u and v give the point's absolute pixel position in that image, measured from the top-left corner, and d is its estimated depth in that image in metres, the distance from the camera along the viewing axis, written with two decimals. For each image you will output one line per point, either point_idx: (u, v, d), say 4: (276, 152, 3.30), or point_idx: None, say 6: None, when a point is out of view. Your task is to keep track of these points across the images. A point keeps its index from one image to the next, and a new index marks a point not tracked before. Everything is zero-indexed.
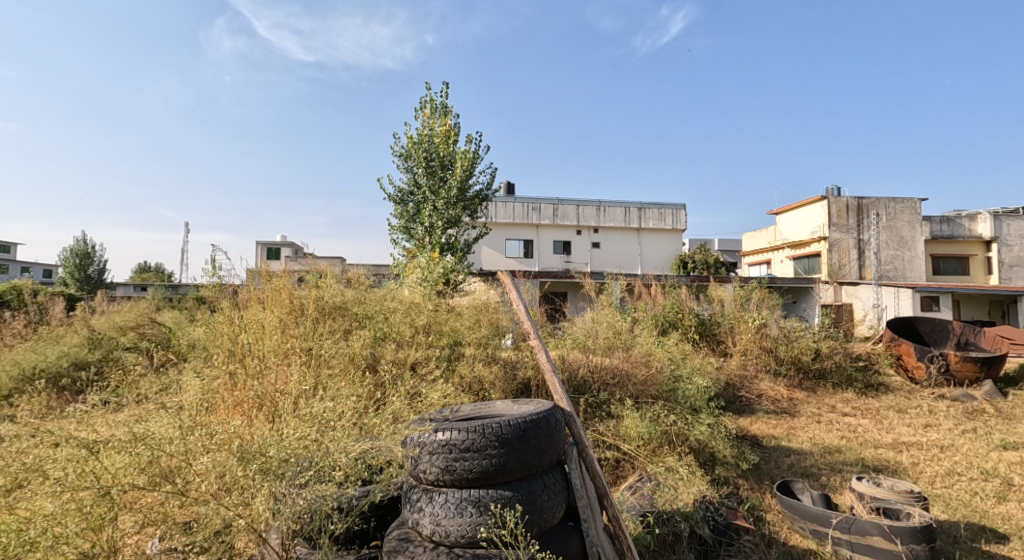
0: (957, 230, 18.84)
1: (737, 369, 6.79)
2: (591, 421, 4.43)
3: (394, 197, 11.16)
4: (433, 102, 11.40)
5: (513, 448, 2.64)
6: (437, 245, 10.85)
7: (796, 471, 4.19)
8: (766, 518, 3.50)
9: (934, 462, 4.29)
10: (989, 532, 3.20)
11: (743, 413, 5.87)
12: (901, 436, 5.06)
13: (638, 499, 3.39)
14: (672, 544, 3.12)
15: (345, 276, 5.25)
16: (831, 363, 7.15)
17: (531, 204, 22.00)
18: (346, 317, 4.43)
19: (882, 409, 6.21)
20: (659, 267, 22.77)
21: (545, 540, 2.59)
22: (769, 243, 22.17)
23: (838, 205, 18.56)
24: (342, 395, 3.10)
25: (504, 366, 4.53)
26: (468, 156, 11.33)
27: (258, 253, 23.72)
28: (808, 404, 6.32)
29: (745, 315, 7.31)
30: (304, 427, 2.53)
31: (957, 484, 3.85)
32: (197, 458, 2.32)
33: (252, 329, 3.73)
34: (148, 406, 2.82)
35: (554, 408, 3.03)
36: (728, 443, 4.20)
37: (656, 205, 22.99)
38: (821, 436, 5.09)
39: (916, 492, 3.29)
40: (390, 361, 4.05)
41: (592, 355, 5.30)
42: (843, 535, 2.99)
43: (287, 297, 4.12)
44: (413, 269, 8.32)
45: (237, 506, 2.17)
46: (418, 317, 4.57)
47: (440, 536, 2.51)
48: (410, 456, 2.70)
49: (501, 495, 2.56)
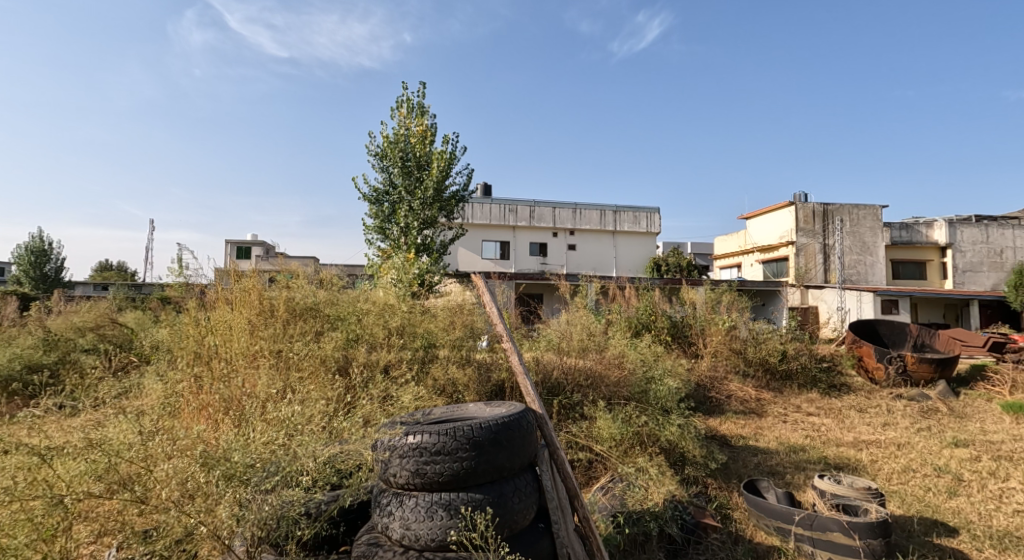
0: (915, 236, 19.57)
1: (707, 370, 6.92)
2: (564, 422, 4.48)
3: (369, 197, 11.04)
4: (410, 101, 11.32)
5: (484, 451, 2.64)
6: (412, 246, 10.80)
7: (763, 470, 4.29)
8: (732, 516, 3.57)
9: (892, 459, 4.45)
10: (941, 526, 3.33)
11: (712, 414, 5.99)
12: (861, 434, 5.24)
13: (609, 499, 3.42)
14: (642, 543, 3.17)
15: (318, 276, 5.17)
16: (797, 364, 7.34)
17: (507, 205, 22.03)
18: (318, 318, 4.36)
19: (844, 408, 6.41)
20: (633, 269, 23.07)
21: (516, 542, 2.60)
22: (739, 246, 22.66)
23: (805, 210, 19.08)
24: (311, 398, 3.06)
25: (478, 368, 4.53)
26: (445, 157, 11.29)
27: (227, 253, 23.23)
28: (775, 404, 6.48)
29: (715, 317, 7.45)
30: (271, 431, 2.48)
31: (912, 480, 4.00)
32: (158, 464, 2.25)
33: (219, 331, 3.64)
34: (106, 410, 2.72)
35: (526, 410, 3.04)
36: (698, 443, 4.27)
37: (631, 208, 23.32)
38: (786, 435, 5.23)
39: (873, 488, 3.40)
40: (362, 363, 4.00)
41: (566, 356, 5.34)
42: (805, 531, 3.07)
43: (256, 298, 4.03)
44: (387, 270, 8.25)
45: (199, 514, 2.11)
46: (392, 318, 4.53)
47: (410, 540, 2.49)
48: (380, 459, 2.68)
49: (472, 498, 2.56)
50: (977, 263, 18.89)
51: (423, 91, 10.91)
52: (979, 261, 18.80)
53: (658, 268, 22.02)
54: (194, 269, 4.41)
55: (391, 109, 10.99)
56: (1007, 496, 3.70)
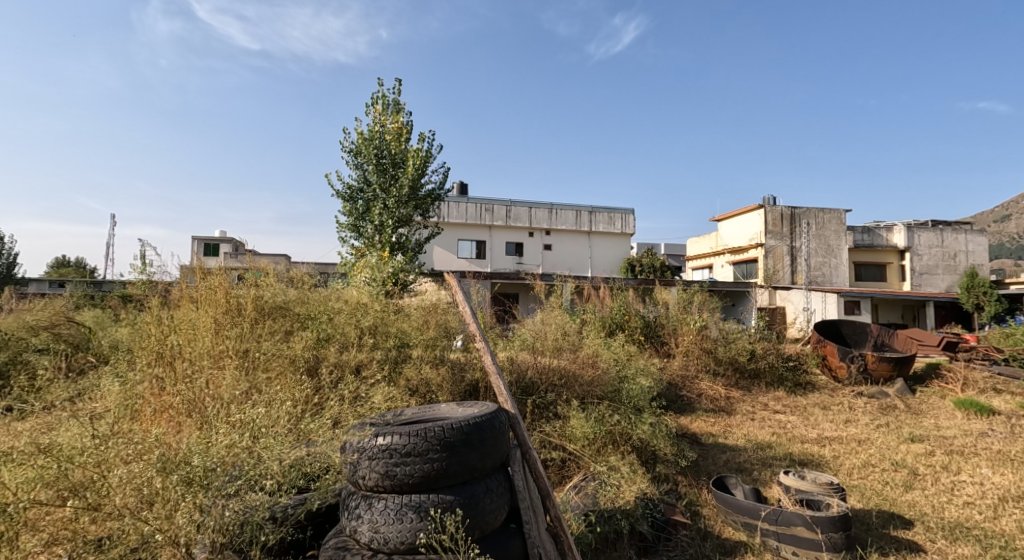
0: (876, 239, 20.23)
1: (679, 370, 7.02)
2: (538, 422, 4.49)
3: (343, 194, 10.89)
4: (385, 98, 11.20)
5: (456, 452, 2.62)
6: (387, 245, 10.71)
7: (731, 467, 4.38)
8: (701, 513, 3.62)
9: (853, 455, 4.59)
10: (897, 518, 3.45)
11: (683, 412, 6.08)
12: (824, 431, 5.39)
13: (582, 498, 3.44)
14: (613, 541, 3.20)
15: (288, 274, 5.07)
16: (765, 363, 7.51)
17: (483, 204, 21.99)
18: (287, 317, 4.27)
19: (808, 406, 6.58)
20: (607, 269, 23.30)
21: (486, 543, 2.59)
22: (711, 248, 23.06)
23: (773, 213, 19.55)
24: (278, 399, 2.99)
25: (452, 367, 4.50)
26: (421, 155, 11.18)
27: (194, 249, 22.65)
28: (743, 402, 6.61)
29: (688, 317, 7.56)
30: (234, 433, 2.42)
31: (871, 475, 4.13)
32: (114, 469, 2.18)
33: (183, 331, 3.53)
34: (58, 413, 2.62)
35: (499, 410, 3.04)
36: (668, 442, 4.33)
37: (606, 208, 23.52)
38: (754, 433, 5.35)
39: (835, 483, 3.49)
40: (333, 364, 3.94)
41: (540, 356, 5.35)
42: (770, 526, 3.14)
43: (223, 296, 3.92)
44: (360, 268, 8.15)
45: (157, 520, 2.06)
46: (364, 317, 4.46)
47: (379, 543, 2.46)
48: (349, 461, 2.64)
49: (442, 500, 2.54)
50: (933, 266, 19.72)
51: (399, 88, 10.80)
52: (934, 264, 19.63)
53: (632, 268, 22.29)
54: (158, 266, 4.28)
55: (366, 105, 10.84)
56: (958, 489, 3.86)
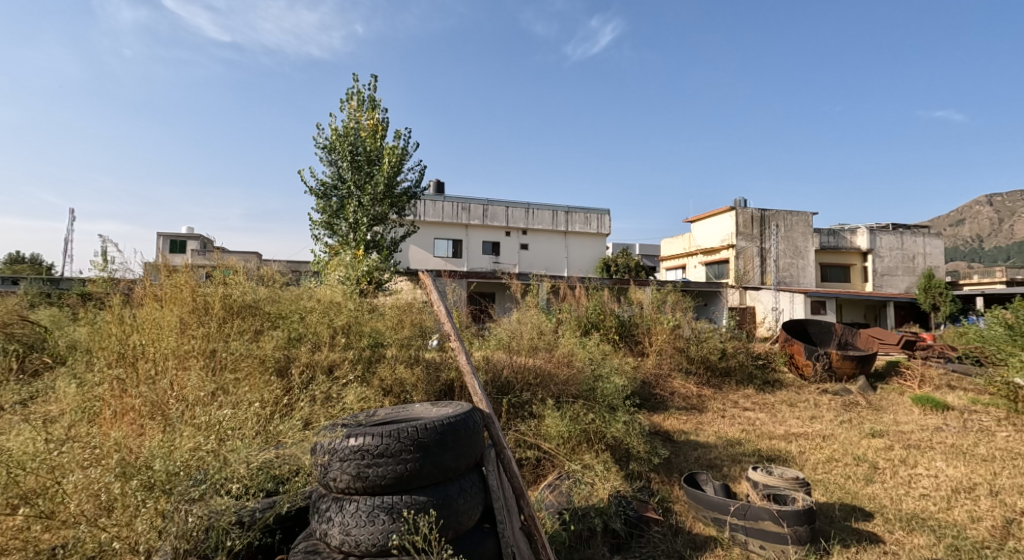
0: (841, 241, 20.82)
1: (652, 369, 7.11)
2: (513, 421, 4.49)
3: (316, 191, 10.72)
4: (360, 94, 11.07)
5: (430, 452, 2.61)
6: (362, 243, 10.60)
7: (702, 463, 4.46)
8: (673, 509, 3.68)
9: (818, 450, 4.73)
10: (858, 511, 3.57)
11: (656, 410, 6.18)
12: (791, 427, 5.53)
13: (556, 497, 3.47)
14: (587, 539, 3.23)
15: (258, 272, 4.97)
16: (735, 362, 7.67)
17: (460, 203, 21.91)
18: (257, 316, 4.18)
19: (776, 403, 6.75)
20: (583, 268, 23.47)
21: (459, 544, 2.58)
22: (684, 249, 23.44)
23: (744, 216, 20.00)
24: (246, 400, 2.93)
25: (427, 367, 4.47)
26: (396, 153, 11.08)
27: (160, 246, 22.02)
28: (714, 400, 6.74)
29: (661, 317, 7.67)
30: (198, 436, 2.36)
31: (834, 469, 4.26)
32: (69, 476, 2.12)
33: (146, 331, 3.43)
34: (10, 418, 2.52)
35: (473, 410, 3.03)
36: (642, 439, 4.38)
37: (581, 208, 23.69)
38: (724, 430, 5.45)
39: (801, 478, 3.59)
40: (304, 364, 3.88)
41: (516, 356, 5.34)
42: (739, 521, 3.21)
43: (189, 294, 3.82)
44: (334, 267, 8.05)
45: (115, 527, 2.01)
46: (337, 317, 4.40)
47: (350, 546, 2.44)
48: (320, 463, 2.61)
49: (416, 501, 2.53)
50: (893, 268, 20.44)
51: (374, 84, 10.67)
52: (894, 267, 20.36)
53: (608, 268, 22.50)
54: (120, 264, 4.16)
55: (340, 101, 10.68)
56: (915, 481, 4.00)
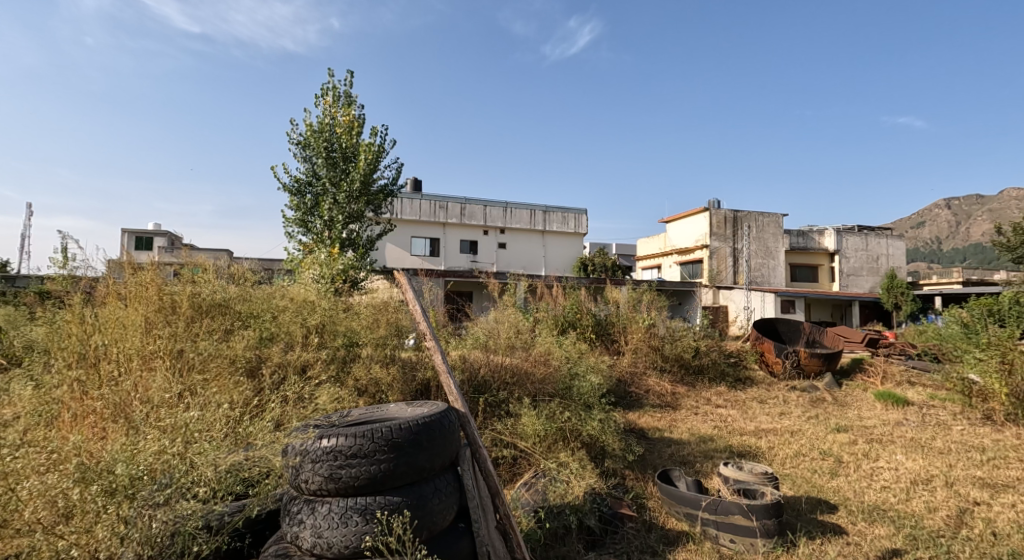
0: (810, 242, 21.31)
1: (628, 367, 7.19)
2: (489, 421, 4.49)
3: (290, 187, 10.54)
4: (336, 90, 10.91)
5: (404, 452, 2.59)
6: (337, 241, 10.45)
7: (675, 460, 4.52)
8: (647, 505, 3.72)
9: (786, 446, 4.84)
10: (824, 504, 3.67)
11: (631, 408, 6.25)
12: (761, 424, 5.66)
13: (532, 495, 3.48)
14: (562, 536, 3.26)
15: (229, 270, 4.87)
16: (708, 360, 7.81)
17: (437, 202, 21.77)
18: (227, 315, 4.08)
19: (747, 400, 6.89)
20: (560, 268, 23.59)
21: (434, 544, 2.56)
22: (660, 248, 23.74)
23: (717, 217, 20.34)
24: (214, 401, 2.86)
25: (402, 367, 4.44)
26: (373, 150, 10.96)
27: (125, 244, 21.37)
28: (688, 398, 6.85)
29: (636, 316, 7.76)
30: (163, 438, 2.30)
31: (801, 464, 4.37)
32: (23, 482, 2.04)
33: (109, 330, 3.33)
34: None
35: (449, 409, 3.01)
36: (617, 437, 4.42)
37: (559, 208, 23.81)
38: (697, 426, 5.54)
39: (770, 473, 3.67)
40: (276, 364, 3.80)
41: (493, 355, 5.33)
42: (710, 516, 3.27)
43: (155, 293, 3.71)
44: (308, 265, 7.92)
45: (73, 535, 1.94)
46: (311, 316, 4.33)
47: (322, 548, 2.41)
48: (291, 465, 2.57)
49: (390, 502, 2.50)
50: (858, 268, 21.06)
51: (351, 80, 10.52)
52: (859, 267, 21.00)
53: (585, 268, 22.64)
54: (81, 261, 4.02)
55: (315, 96, 10.50)
56: (877, 474, 4.13)
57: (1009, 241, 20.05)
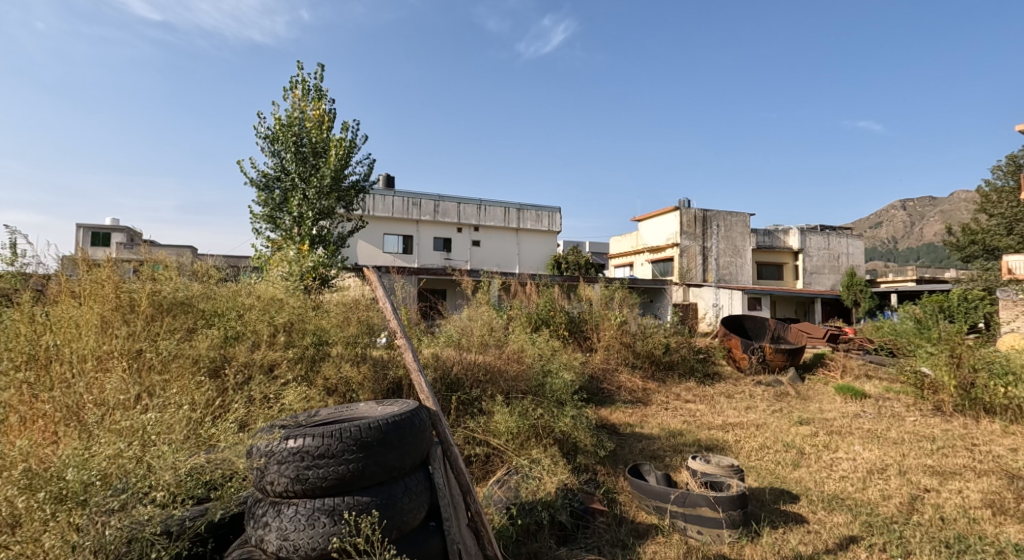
0: (776, 241, 21.87)
1: (600, 364, 7.26)
2: (462, 418, 4.47)
3: (257, 182, 10.29)
4: (306, 83, 10.69)
5: (373, 451, 2.55)
6: (307, 238, 10.24)
7: (646, 454, 4.59)
8: (618, 499, 3.76)
9: (751, 439, 4.96)
10: (786, 494, 3.77)
11: (603, 404, 6.31)
12: (728, 418, 5.79)
13: (505, 492, 3.49)
14: (534, 532, 3.26)
15: (192, 268, 4.72)
16: (678, 356, 7.94)
17: (410, 198, 21.55)
18: (189, 314, 3.96)
19: (715, 395, 7.04)
20: (533, 265, 23.67)
21: (404, 544, 2.54)
22: (632, 247, 24.03)
23: (688, 216, 20.67)
24: (175, 402, 2.78)
25: (374, 365, 4.39)
26: (344, 145, 10.78)
27: (80, 239, 20.54)
28: (659, 393, 6.95)
29: (609, 313, 7.84)
30: (119, 442, 2.23)
31: (766, 456, 4.48)
32: None
33: (61, 330, 3.19)
34: None
35: (419, 408, 2.97)
36: (589, 433, 4.46)
37: (533, 206, 23.87)
38: (667, 421, 5.63)
39: (736, 466, 3.75)
40: (241, 364, 3.70)
41: (466, 352, 5.31)
42: (678, 508, 3.32)
43: (111, 291, 3.58)
44: (276, 262, 7.76)
45: (19, 545, 1.86)
46: (278, 314, 4.24)
47: (288, 550, 2.36)
48: (256, 466, 2.51)
49: (358, 502, 2.47)
50: (820, 267, 21.72)
51: (321, 74, 10.32)
52: (822, 265, 21.68)
53: (558, 265, 22.73)
54: (32, 257, 3.84)
55: (284, 89, 10.28)
56: (836, 464, 4.27)
57: (958, 240, 21.06)
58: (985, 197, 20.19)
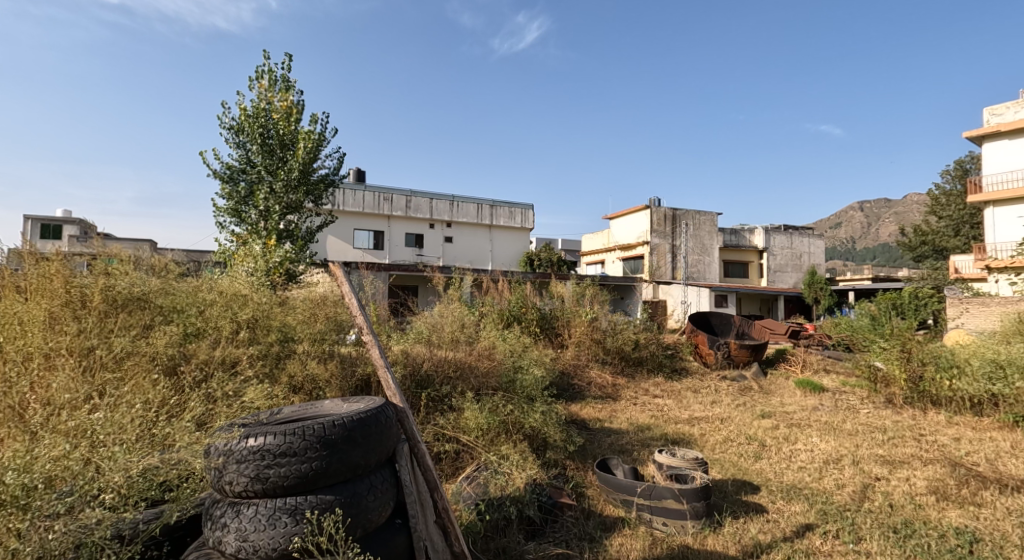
0: (742, 240, 22.37)
1: (570, 360, 7.32)
2: (431, 415, 4.44)
3: (221, 174, 10.00)
4: (273, 73, 10.39)
5: (337, 449, 2.50)
6: (273, 232, 10.02)
7: (614, 449, 4.64)
8: (586, 493, 3.80)
9: (716, 432, 5.07)
10: (747, 485, 3.87)
11: (573, 400, 6.36)
12: (694, 412, 5.90)
13: (474, 488, 3.49)
14: (503, 527, 3.25)
15: (151, 262, 4.54)
16: (647, 352, 8.03)
17: (381, 193, 21.25)
18: (147, 310, 3.82)
19: (682, 390, 7.17)
20: (505, 262, 23.70)
21: (369, 542, 2.50)
22: (603, 244, 24.27)
23: (658, 213, 20.94)
24: (127, 401, 2.68)
25: (341, 363, 4.34)
26: (313, 138, 10.54)
27: (29, 232, 19.62)
28: (627, 389, 7.04)
29: (579, 310, 7.92)
30: (66, 442, 2.13)
31: (729, 449, 4.59)
32: None
33: (4, 327, 3.03)
34: None
35: (385, 405, 2.92)
36: (558, 428, 4.48)
37: (506, 203, 23.87)
38: (635, 416, 5.71)
39: (700, 458, 3.81)
40: (200, 362, 3.59)
41: (436, 349, 5.27)
42: (644, 501, 3.37)
43: (60, 285, 3.42)
44: (242, 258, 7.53)
45: None
46: (241, 310, 4.12)
47: (247, 551, 2.31)
48: (213, 466, 2.45)
49: (321, 500, 2.43)
50: (783, 265, 22.36)
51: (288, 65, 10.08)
52: (784, 263, 22.33)
53: (531, 261, 22.83)
54: None
55: (250, 79, 9.96)
56: (794, 456, 4.40)
57: (910, 241, 21.91)
58: (935, 199, 21.11)
